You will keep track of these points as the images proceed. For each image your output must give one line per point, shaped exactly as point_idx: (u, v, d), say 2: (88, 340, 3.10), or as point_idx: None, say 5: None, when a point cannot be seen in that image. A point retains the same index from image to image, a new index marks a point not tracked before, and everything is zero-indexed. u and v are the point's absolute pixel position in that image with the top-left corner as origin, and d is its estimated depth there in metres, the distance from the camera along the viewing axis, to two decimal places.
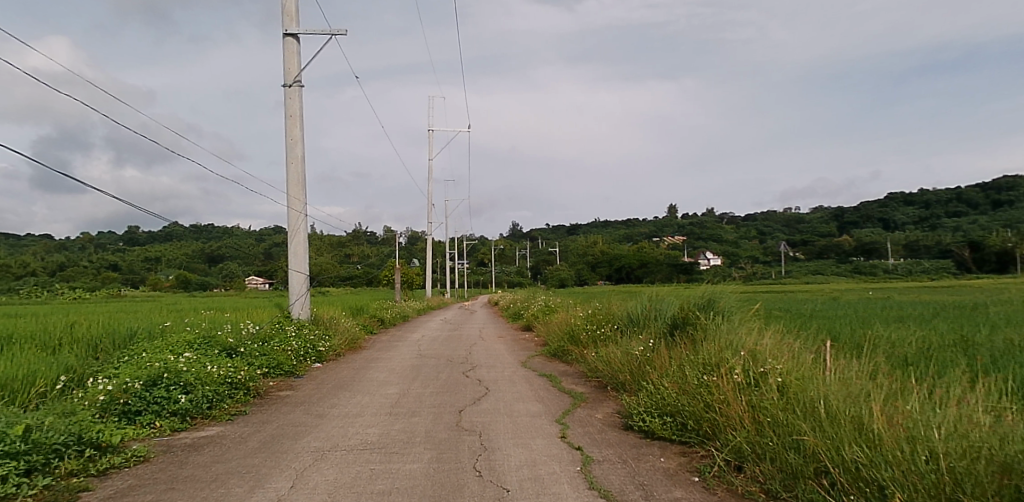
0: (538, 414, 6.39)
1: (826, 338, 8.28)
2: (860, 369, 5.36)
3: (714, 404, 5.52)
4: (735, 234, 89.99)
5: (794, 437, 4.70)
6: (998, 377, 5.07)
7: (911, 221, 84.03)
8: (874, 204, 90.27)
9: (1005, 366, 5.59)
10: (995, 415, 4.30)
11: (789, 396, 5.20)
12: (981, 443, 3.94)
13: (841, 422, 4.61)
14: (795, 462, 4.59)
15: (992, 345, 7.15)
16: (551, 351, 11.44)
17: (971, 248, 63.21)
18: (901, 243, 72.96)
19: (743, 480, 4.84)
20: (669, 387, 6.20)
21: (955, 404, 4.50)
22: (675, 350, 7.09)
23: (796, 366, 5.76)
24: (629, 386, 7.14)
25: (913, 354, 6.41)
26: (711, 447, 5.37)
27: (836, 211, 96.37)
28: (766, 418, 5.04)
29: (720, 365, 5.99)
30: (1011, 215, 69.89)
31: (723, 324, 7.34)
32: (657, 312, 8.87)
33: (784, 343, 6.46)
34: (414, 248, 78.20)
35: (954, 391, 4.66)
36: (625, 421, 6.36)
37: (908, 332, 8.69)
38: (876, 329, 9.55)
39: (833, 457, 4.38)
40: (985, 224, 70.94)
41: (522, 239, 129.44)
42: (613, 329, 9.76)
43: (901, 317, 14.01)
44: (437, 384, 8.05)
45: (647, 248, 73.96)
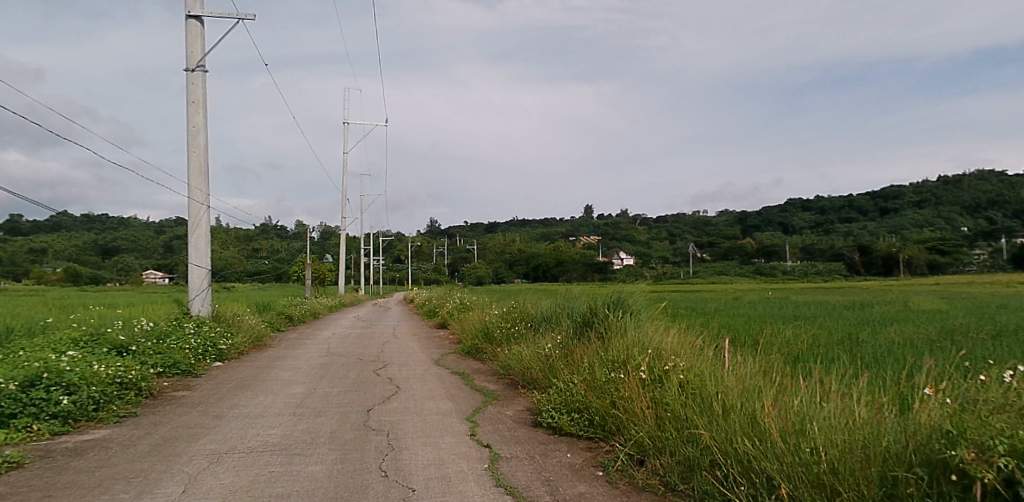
0: (448, 412, 6.37)
1: (725, 336, 8.63)
2: (755, 365, 5.65)
3: (619, 400, 5.66)
4: (647, 235, 93.04)
5: (691, 432, 4.97)
6: (874, 371, 5.47)
7: (807, 226, 90.12)
8: (775, 210, 96.37)
9: (881, 361, 6.01)
10: (871, 406, 4.73)
11: (689, 392, 5.41)
12: (853, 441, 4.36)
13: (735, 417, 4.91)
14: (693, 456, 4.87)
15: (875, 343, 7.64)
16: (464, 349, 11.43)
17: (861, 251, 67.78)
18: (799, 246, 77.85)
19: (644, 473, 5.05)
20: (578, 384, 6.30)
21: (836, 397, 4.90)
22: (585, 347, 7.22)
23: (696, 362, 5.97)
24: (539, 383, 7.21)
25: (802, 350, 6.76)
26: (616, 442, 5.52)
27: (741, 215, 101.89)
28: (668, 412, 5.26)
29: (627, 362, 6.13)
30: (895, 222, 77.02)
31: (631, 323, 7.51)
32: (569, 312, 8.99)
33: (686, 340, 6.66)
34: (327, 245, 76.37)
35: (836, 387, 5.02)
36: (534, 418, 6.42)
37: (802, 331, 9.16)
38: (773, 328, 9.98)
39: (725, 452, 4.70)
40: (873, 230, 77.40)
41: (440, 236, 128.76)
42: (527, 327, 9.84)
43: (790, 316, 14.87)
44: (345, 383, 7.90)
45: (563, 247, 75.02)
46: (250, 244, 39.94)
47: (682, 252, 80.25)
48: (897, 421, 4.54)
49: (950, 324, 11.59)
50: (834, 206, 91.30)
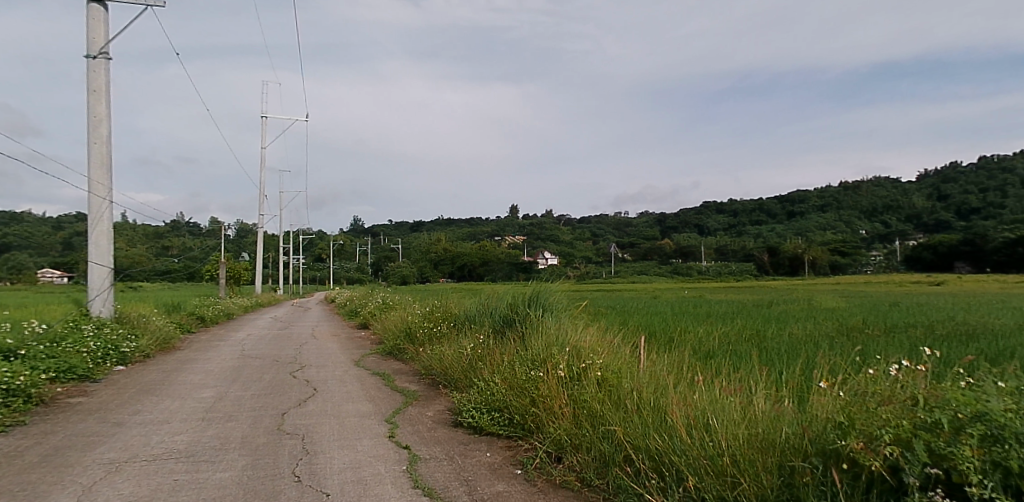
0: (366, 415, 6.27)
1: (643, 333, 8.87)
2: (669, 361, 5.86)
3: (538, 399, 5.74)
4: (570, 236, 94.33)
5: (607, 429, 5.16)
6: (775, 366, 5.78)
7: (720, 228, 95.69)
8: (691, 212, 102.11)
9: (783, 356, 6.34)
10: (772, 399, 5.08)
11: (606, 390, 5.57)
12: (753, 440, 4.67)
13: (646, 415, 5.14)
14: (607, 452, 5.06)
15: (780, 339, 8.02)
16: (386, 350, 11.32)
17: (769, 253, 72.39)
18: (714, 247, 81.65)
19: (561, 470, 5.14)
20: (498, 383, 6.34)
21: (741, 393, 5.19)
22: (505, 346, 7.29)
23: (613, 360, 6.13)
24: (460, 383, 7.22)
25: (713, 347, 7.03)
26: (534, 440, 5.58)
27: (661, 216, 105.63)
28: (585, 409, 5.41)
29: (548, 361, 6.20)
30: (800, 225, 85.61)
31: (552, 321, 7.63)
32: (492, 311, 9.04)
33: (604, 339, 6.83)
34: (244, 242, 74.42)
35: (742, 385, 5.31)
36: (455, 417, 6.40)
37: (715, 328, 9.47)
38: (689, 326, 10.21)
39: (638, 447, 4.93)
40: (780, 232, 85.91)
41: (363, 235, 126.49)
42: (449, 327, 9.84)
43: (703, 314, 15.50)
44: (259, 386, 7.68)
45: (489, 247, 74.97)
46: (159, 241, 38.23)
47: (604, 251, 82.44)
48: (796, 417, 4.85)
49: (846, 322, 12.37)
50: (746, 209, 98.51)
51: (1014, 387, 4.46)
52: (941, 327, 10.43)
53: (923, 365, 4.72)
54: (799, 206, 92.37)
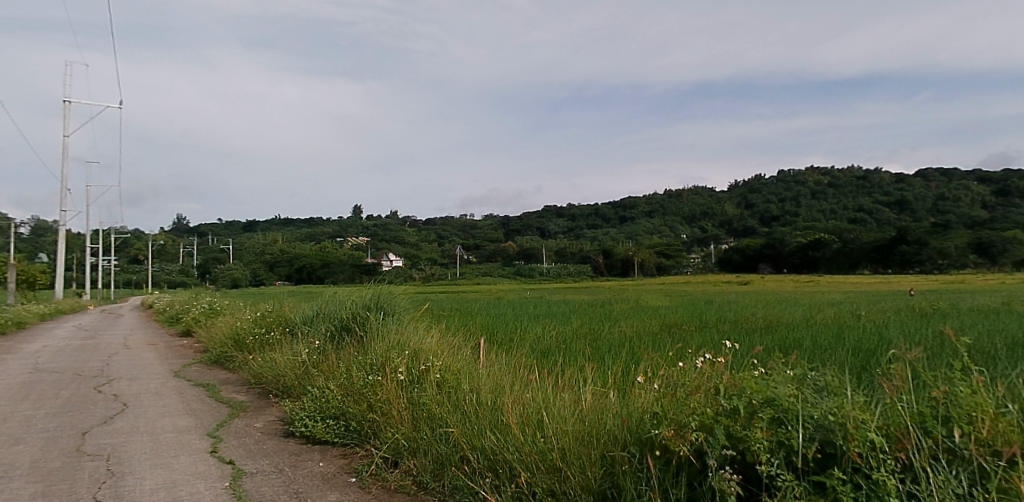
0: (185, 429, 5.85)
1: (481, 334, 9.15)
2: (505, 361, 6.09)
3: (377, 403, 5.67)
4: (415, 237, 92.24)
5: (444, 431, 5.24)
6: (599, 364, 6.20)
7: (560, 231, 101.77)
8: (533, 215, 107.02)
9: (605, 352, 6.82)
10: (598, 394, 5.47)
11: (445, 392, 5.67)
12: (579, 438, 4.95)
13: (485, 416, 5.30)
14: (445, 454, 5.12)
15: (607, 336, 8.63)
16: (212, 359, 10.66)
17: (604, 255, 77.88)
18: (554, 250, 85.29)
19: (397, 475, 5.09)
20: (333, 390, 6.18)
21: (572, 392, 5.52)
22: (342, 352, 7.17)
23: (452, 361, 6.26)
24: (294, 390, 6.96)
25: (545, 346, 7.41)
26: (369, 447, 5.50)
27: (505, 220, 108.43)
28: (423, 412, 5.45)
29: (385, 364, 6.18)
30: (632, 229, 96.42)
31: (392, 326, 7.63)
32: (326, 313, 8.87)
33: (445, 340, 6.96)
34: (42, 242, 66.57)
35: (570, 384, 5.63)
36: (286, 427, 6.13)
37: (552, 328, 9.93)
38: (527, 326, 10.64)
39: (476, 448, 5.07)
40: (615, 235, 94.90)
41: (188, 234, 116.20)
42: (282, 332, 9.50)
43: (541, 314, 16.31)
44: (55, 404, 6.87)
45: (330, 248, 69.95)
46: None
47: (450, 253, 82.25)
48: (616, 411, 5.24)
49: (665, 319, 13.63)
50: (584, 214, 107.44)
51: (794, 374, 5.11)
52: (740, 322, 11.86)
53: (723, 357, 5.31)
54: (630, 212, 104.54)
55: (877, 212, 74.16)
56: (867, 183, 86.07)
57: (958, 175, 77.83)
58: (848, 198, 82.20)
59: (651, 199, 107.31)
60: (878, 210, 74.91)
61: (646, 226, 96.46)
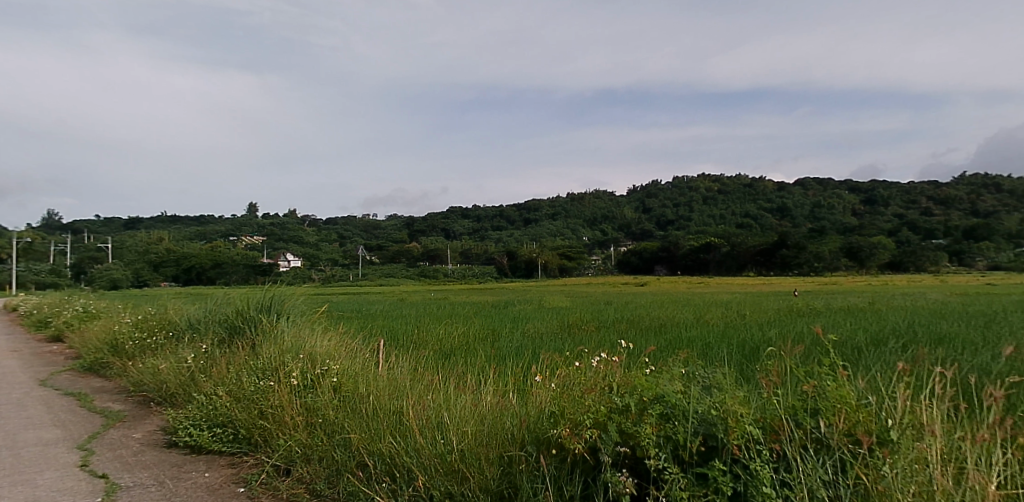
0: (52, 442, 5.45)
1: (381, 338, 9.11)
2: (404, 364, 6.10)
3: (269, 411, 5.53)
4: (316, 238, 88.64)
5: (342, 438, 5.15)
6: (495, 366, 6.31)
7: (465, 232, 100.48)
8: (438, 217, 105.14)
9: (501, 353, 6.98)
10: (495, 396, 5.55)
11: (343, 397, 5.62)
12: (474, 440, 5.00)
13: (382, 420, 5.28)
14: (340, 460, 5.01)
15: (507, 337, 8.82)
16: (86, 366, 9.91)
17: (509, 256, 78.29)
18: (458, 251, 83.62)
19: (289, 483, 4.93)
20: (221, 397, 5.93)
21: (468, 395, 5.57)
22: (235, 356, 6.93)
23: (350, 365, 6.21)
24: (178, 398, 6.63)
25: (443, 349, 7.47)
26: (261, 455, 5.30)
27: (409, 219, 106.04)
28: (320, 419, 5.36)
29: (280, 369, 6.06)
30: (535, 231, 96.85)
31: (289, 328, 7.47)
32: (218, 317, 8.55)
33: (344, 345, 6.90)
34: None
35: (467, 387, 5.68)
36: (168, 437, 5.82)
37: (454, 329, 10.03)
38: (431, 328, 10.70)
39: (371, 452, 5.01)
40: (519, 237, 94.65)
41: (55, 232, 105.47)
42: (168, 337, 9.04)
43: (446, 315, 16.36)
44: None
45: (223, 248, 66.47)
46: None
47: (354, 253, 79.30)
48: (512, 412, 5.35)
49: (566, 319, 13.99)
50: (488, 215, 107.10)
51: (683, 372, 5.35)
52: (638, 323, 12.34)
53: (617, 357, 5.50)
54: (534, 213, 105.62)
55: (762, 217, 82.74)
56: (753, 189, 93.95)
57: (831, 184, 86.20)
58: (736, 204, 90.15)
59: (555, 201, 109.37)
60: (761, 215, 82.77)
61: (548, 228, 97.67)
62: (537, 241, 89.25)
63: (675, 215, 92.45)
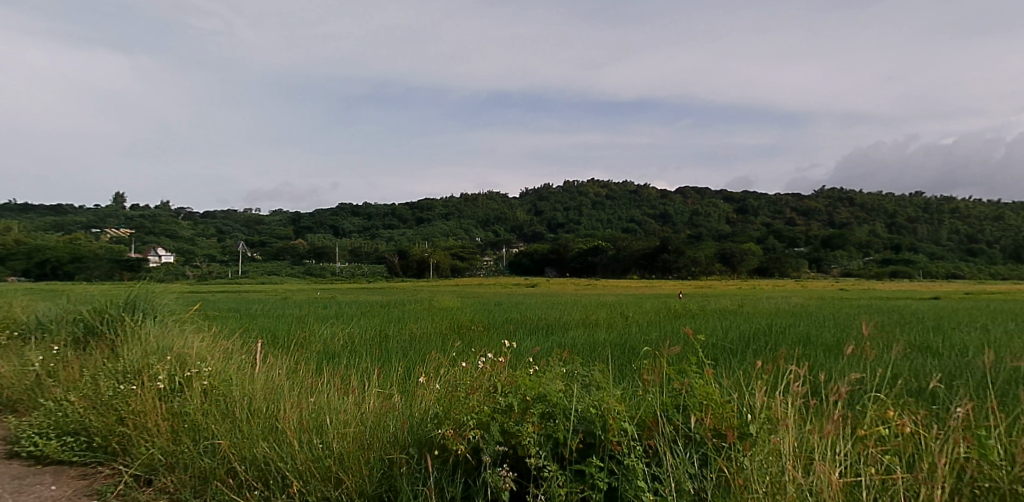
0: None
1: (260, 341, 8.85)
2: (280, 367, 6.01)
3: (129, 416, 5.24)
4: (191, 232, 79.11)
5: (211, 445, 4.92)
6: (375, 369, 6.31)
7: (355, 230, 94.77)
8: (326, 213, 98.21)
9: (380, 356, 6.98)
10: (375, 396, 5.54)
11: (214, 400, 5.44)
12: (353, 442, 4.94)
13: (255, 423, 5.12)
14: (209, 467, 4.75)
15: (392, 338, 8.83)
16: None
17: (400, 255, 74.27)
18: (347, 249, 80.37)
19: (151, 493, 4.61)
20: (74, 403, 5.54)
21: (346, 397, 5.51)
22: (93, 359, 6.51)
23: (223, 368, 6.03)
24: (21, 405, 6.08)
25: (321, 353, 7.36)
26: (119, 463, 4.94)
27: (294, 215, 97.02)
28: (188, 423, 5.14)
29: (145, 373, 5.79)
30: (426, 231, 93.92)
31: (156, 328, 7.13)
32: (73, 317, 7.98)
33: (217, 346, 6.68)
34: None
35: (346, 391, 5.61)
36: (8, 447, 5.31)
37: (340, 331, 9.93)
38: (316, 329, 10.52)
39: (242, 457, 4.81)
40: (409, 236, 91.31)
41: None
42: (15, 337, 8.31)
43: (330, 316, 15.95)
44: None
45: (79, 240, 58.73)
46: None
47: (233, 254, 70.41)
48: (392, 412, 5.34)
49: (454, 320, 14.01)
50: (379, 213, 101.96)
51: (564, 371, 5.47)
52: (527, 324, 12.56)
53: (501, 357, 5.60)
54: (426, 213, 102.75)
55: (646, 223, 91.47)
56: (638, 196, 101.44)
57: (706, 196, 97.60)
58: (622, 209, 97.13)
59: (447, 202, 107.45)
60: (645, 221, 92.34)
61: (440, 228, 95.24)
62: (428, 242, 86.61)
63: (565, 219, 95.87)
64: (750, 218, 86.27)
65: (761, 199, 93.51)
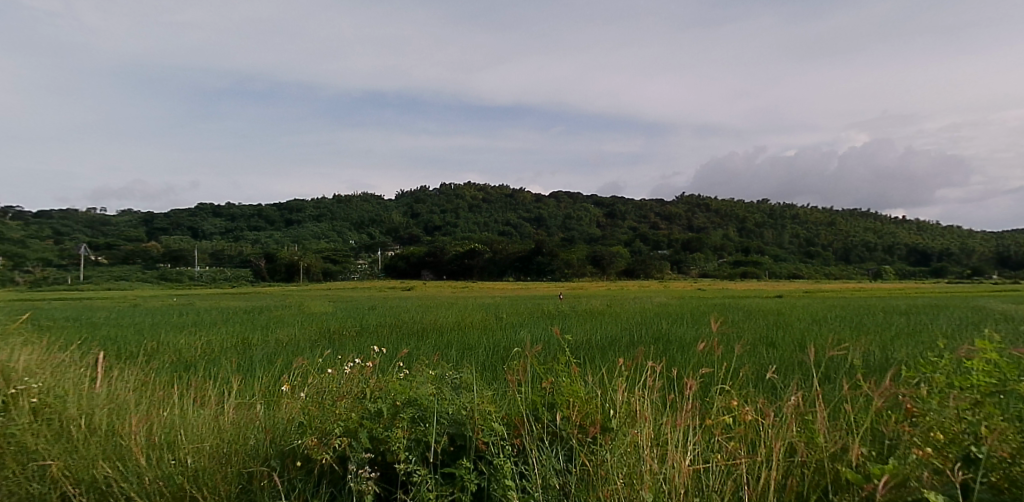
0: None
1: (105, 355, 8.19)
2: (126, 382, 5.62)
3: None
4: None
5: (41, 467, 4.46)
6: (230, 382, 5.99)
7: (216, 231, 86.66)
8: (183, 213, 88.50)
9: (237, 369, 6.65)
10: (233, 406, 5.28)
11: (44, 419, 4.99)
12: (206, 455, 4.65)
13: (93, 441, 4.74)
14: (37, 492, 4.31)
15: (258, 347, 8.48)
16: None
17: (266, 259, 71.05)
18: (207, 251, 74.19)
19: None
20: None
21: (198, 411, 5.19)
22: None
23: (57, 383, 5.54)
24: None
25: (174, 368, 6.92)
26: None
27: (145, 215, 85.77)
28: (12, 444, 4.67)
29: None
30: (296, 232, 89.18)
31: None
32: None
33: (50, 360, 6.12)
34: None
35: (201, 404, 5.30)
36: None
37: (202, 340, 9.45)
38: (176, 338, 9.92)
39: (77, 479, 4.41)
40: (278, 239, 85.63)
41: None
42: None
43: (186, 323, 14.96)
44: None
45: None
46: None
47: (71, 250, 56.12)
48: (249, 421, 5.10)
49: (326, 325, 13.58)
50: (244, 214, 94.39)
51: (434, 375, 5.38)
52: (403, 327, 12.41)
53: (370, 363, 5.47)
54: (296, 214, 97.58)
55: (521, 225, 94.81)
56: (514, 199, 105.56)
57: (578, 199, 106.68)
58: (499, 213, 100.03)
59: (319, 203, 103.03)
60: (521, 224, 95.39)
61: (312, 229, 90.92)
62: (298, 244, 81.92)
63: (441, 221, 95.77)
64: (618, 223, 94.45)
65: (628, 206, 101.78)
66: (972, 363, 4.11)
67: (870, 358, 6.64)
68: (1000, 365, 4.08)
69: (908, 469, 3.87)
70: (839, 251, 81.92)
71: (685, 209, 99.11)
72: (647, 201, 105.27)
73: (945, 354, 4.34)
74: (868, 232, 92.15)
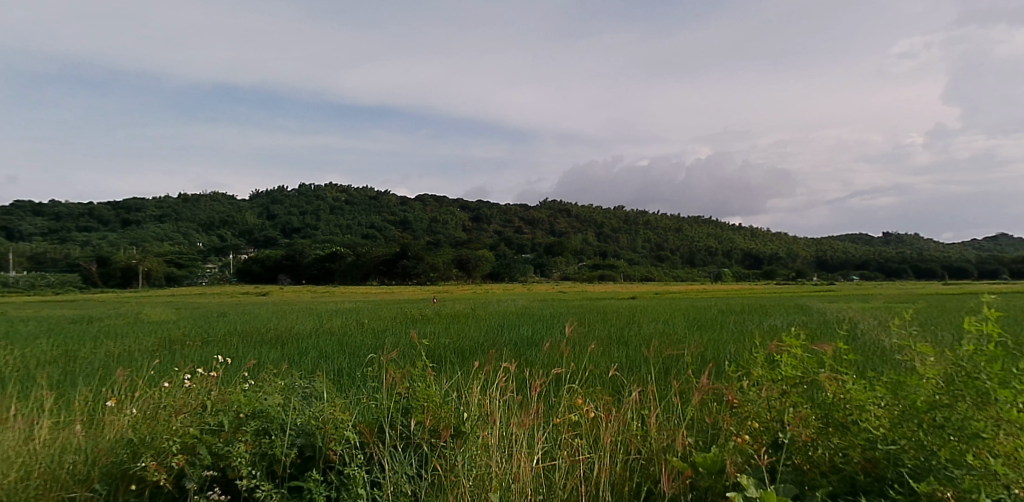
0: None
1: None
2: None
3: None
4: None
5: None
6: (50, 403, 5.46)
7: (39, 232, 76.19)
8: None
9: (62, 388, 6.08)
10: (52, 431, 4.81)
11: None
12: (15, 486, 4.20)
13: None
14: None
15: (85, 362, 7.78)
16: None
17: (98, 263, 64.23)
18: (24, 256, 62.98)
19: None
20: None
21: (10, 439, 4.70)
22: None
23: None
24: None
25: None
26: None
27: None
28: None
29: None
30: (137, 233, 80.77)
31: None
32: None
33: None
34: None
35: (15, 430, 4.81)
36: None
37: (23, 355, 8.54)
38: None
39: None
40: (114, 240, 76.63)
41: None
42: None
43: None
44: None
45: None
46: None
47: None
48: (72, 444, 4.68)
49: (171, 334, 12.69)
50: (71, 213, 84.17)
51: (282, 385, 5.17)
52: (256, 334, 11.93)
53: (212, 374, 5.18)
54: (135, 214, 89.68)
55: (385, 229, 94.18)
56: (377, 202, 104.94)
57: (443, 202, 108.04)
58: (362, 215, 98.75)
59: (162, 202, 95.54)
60: (385, 227, 94.74)
61: (154, 230, 82.97)
62: (139, 246, 74.51)
63: (301, 223, 92.56)
64: (484, 226, 96.86)
65: (493, 210, 104.73)
66: (783, 358, 4.56)
67: (702, 355, 7.18)
68: (803, 358, 4.54)
69: (727, 457, 4.17)
70: (683, 255, 89.33)
71: (548, 214, 103.19)
72: (512, 206, 108.74)
73: (761, 351, 4.76)
74: (709, 237, 101.23)
